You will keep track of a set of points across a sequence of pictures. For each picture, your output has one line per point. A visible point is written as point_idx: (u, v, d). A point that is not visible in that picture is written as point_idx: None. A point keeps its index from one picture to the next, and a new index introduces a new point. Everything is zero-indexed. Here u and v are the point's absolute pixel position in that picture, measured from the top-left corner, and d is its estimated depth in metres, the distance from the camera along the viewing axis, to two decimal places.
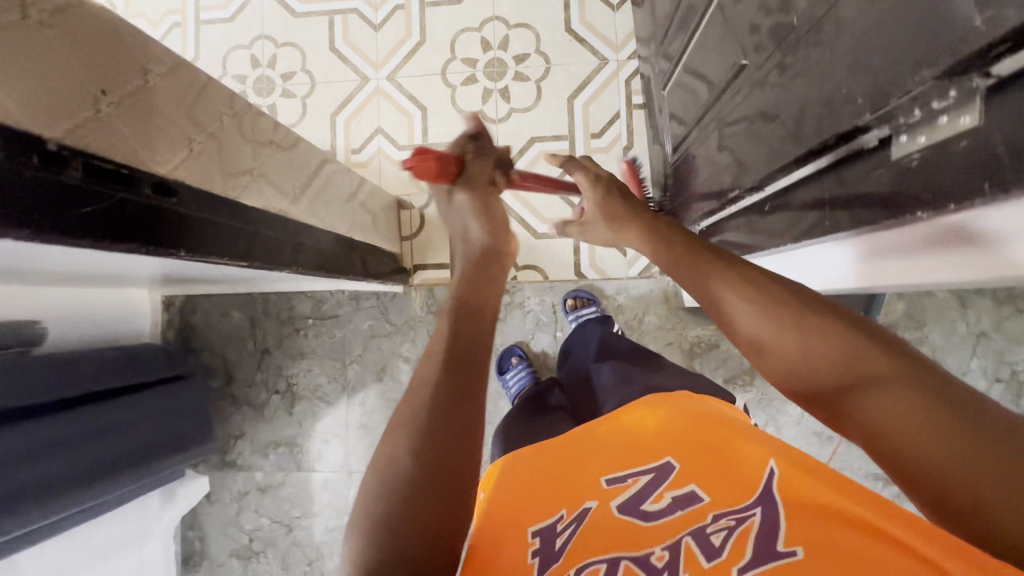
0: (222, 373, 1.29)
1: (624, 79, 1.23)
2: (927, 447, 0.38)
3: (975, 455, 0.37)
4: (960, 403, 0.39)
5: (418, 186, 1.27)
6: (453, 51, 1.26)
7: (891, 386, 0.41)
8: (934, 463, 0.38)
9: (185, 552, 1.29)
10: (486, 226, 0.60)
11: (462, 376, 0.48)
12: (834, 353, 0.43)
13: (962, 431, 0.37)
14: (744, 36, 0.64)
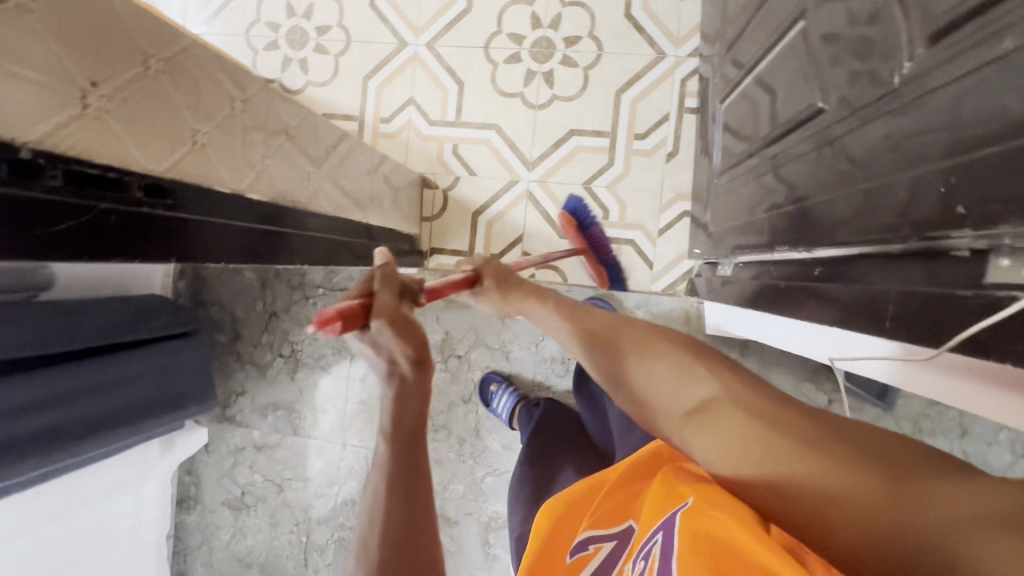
0: (229, 329, 1.29)
1: (680, 77, 1.13)
2: (759, 454, 0.43)
3: (797, 455, 0.41)
4: (785, 427, 0.44)
5: (444, 166, 1.21)
6: (500, 24, 1.17)
7: (722, 403, 0.48)
8: (769, 466, 0.42)
9: (180, 494, 1.33)
10: (413, 348, 0.48)
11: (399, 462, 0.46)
12: (678, 375, 0.55)
13: (779, 441, 0.42)
14: (829, 75, 0.56)
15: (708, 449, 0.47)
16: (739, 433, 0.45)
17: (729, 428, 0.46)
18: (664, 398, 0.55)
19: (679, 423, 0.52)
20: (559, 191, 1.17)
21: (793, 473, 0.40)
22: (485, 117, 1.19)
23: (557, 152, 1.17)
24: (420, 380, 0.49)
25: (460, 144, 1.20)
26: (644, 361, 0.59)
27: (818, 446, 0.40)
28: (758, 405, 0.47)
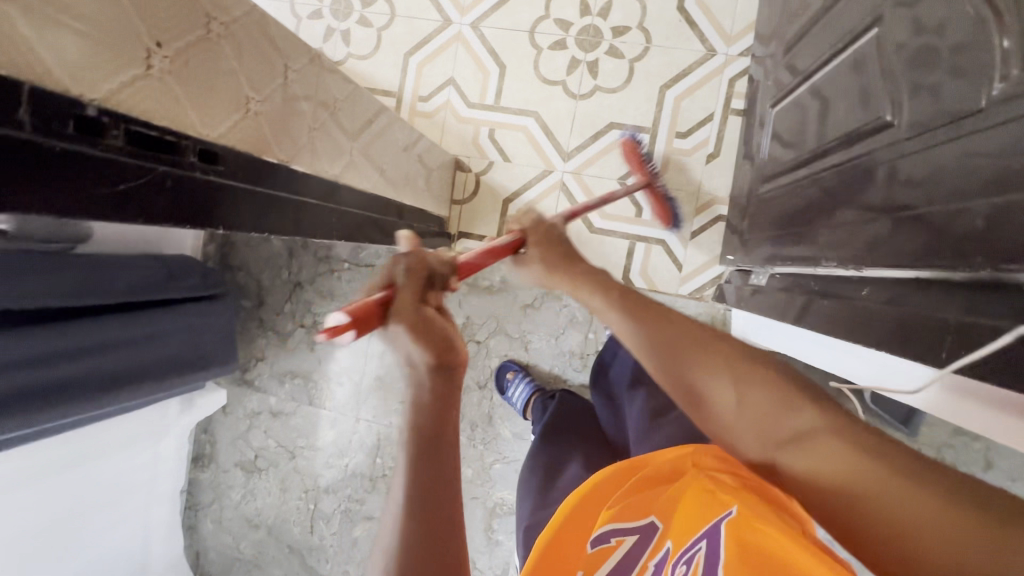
0: (254, 295, 1.31)
1: (728, 77, 1.10)
2: (865, 493, 0.38)
3: (914, 499, 0.36)
4: (896, 462, 0.38)
5: (479, 150, 1.20)
6: (547, 8, 1.15)
7: (823, 432, 0.41)
8: (877, 509, 0.37)
9: (196, 452, 1.37)
10: (435, 349, 0.42)
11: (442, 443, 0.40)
12: (773, 398, 0.45)
13: (895, 482, 0.37)
14: (902, 87, 0.54)
15: (807, 478, 0.41)
16: (840, 467, 0.39)
17: (828, 460, 0.40)
18: (750, 421, 0.46)
19: (765, 448, 0.45)
20: (593, 185, 1.15)
21: (899, 520, 0.36)
22: (525, 103, 1.17)
23: (595, 144, 1.15)
24: (448, 412, 0.41)
25: (496, 128, 1.18)
26: (733, 378, 0.47)
27: (929, 489, 0.36)
28: (863, 437, 0.40)
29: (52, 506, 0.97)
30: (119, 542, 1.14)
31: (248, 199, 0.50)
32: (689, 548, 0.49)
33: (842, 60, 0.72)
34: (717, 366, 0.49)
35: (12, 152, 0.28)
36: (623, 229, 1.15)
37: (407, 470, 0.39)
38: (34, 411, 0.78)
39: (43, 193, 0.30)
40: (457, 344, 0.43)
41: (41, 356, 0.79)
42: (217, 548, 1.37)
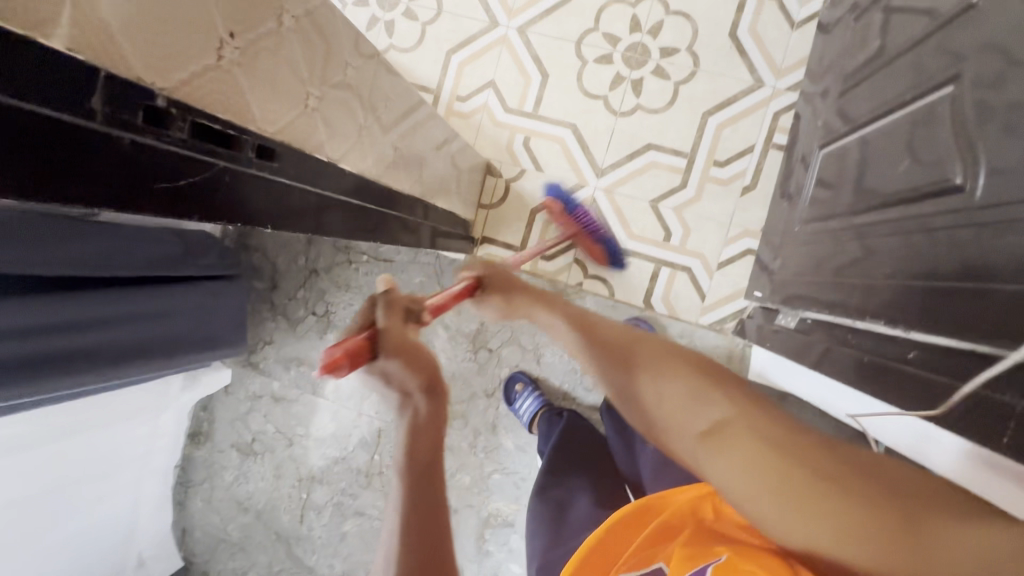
0: (268, 278, 1.29)
1: (774, 110, 1.08)
2: (759, 490, 0.37)
3: (805, 493, 0.35)
4: (796, 455, 0.37)
5: (512, 156, 1.18)
6: (597, 21, 1.13)
7: (738, 425, 0.41)
8: (772, 506, 0.37)
9: (194, 428, 1.35)
10: (424, 373, 0.50)
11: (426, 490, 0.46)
12: (692, 395, 0.46)
13: (787, 477, 0.36)
14: (987, 152, 0.53)
15: (719, 474, 0.41)
16: (757, 461, 0.38)
17: (740, 457, 0.39)
18: (673, 415, 0.47)
19: (686, 440, 0.45)
20: (624, 205, 1.14)
21: (796, 517, 0.36)
22: (564, 114, 1.15)
23: (630, 164, 1.13)
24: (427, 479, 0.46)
25: (532, 137, 1.17)
26: (659, 379, 0.50)
27: (835, 483, 0.35)
28: (775, 430, 0.40)
29: (43, 474, 0.95)
30: (105, 514, 1.13)
31: (293, 198, 0.48)
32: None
33: (906, 111, 0.70)
34: (646, 370, 0.52)
35: (76, 141, 0.27)
36: (650, 253, 1.13)
37: (400, 498, 0.46)
38: (42, 378, 0.77)
39: (101, 188, 0.29)
40: (440, 370, 0.51)
41: (58, 325, 0.78)
42: (204, 528, 1.36)
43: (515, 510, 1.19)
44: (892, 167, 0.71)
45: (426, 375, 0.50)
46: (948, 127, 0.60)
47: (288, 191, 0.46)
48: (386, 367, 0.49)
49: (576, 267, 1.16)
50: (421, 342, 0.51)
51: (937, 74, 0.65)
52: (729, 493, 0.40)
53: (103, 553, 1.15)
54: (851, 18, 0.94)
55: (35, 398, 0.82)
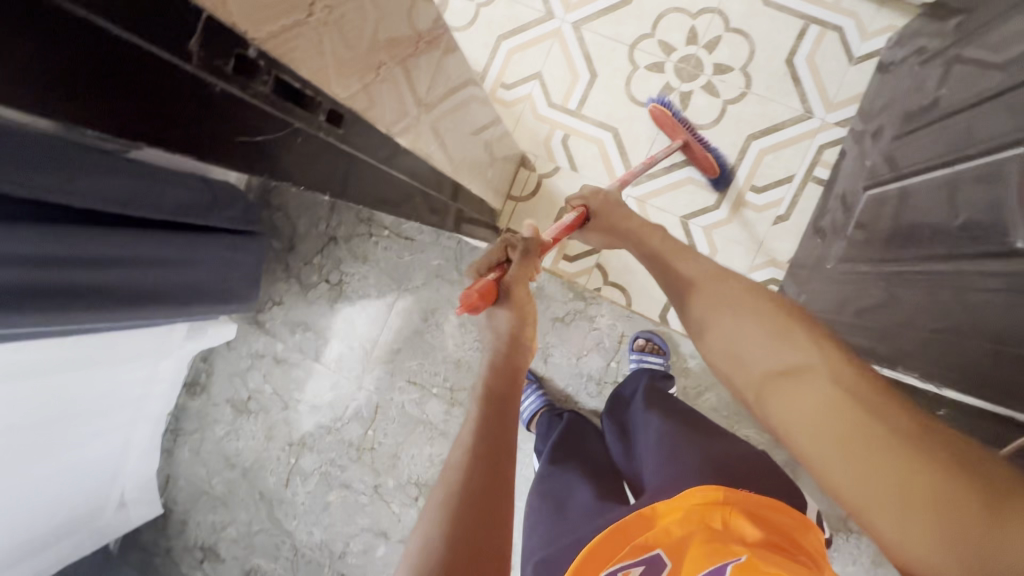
0: (286, 239, 1.28)
1: (819, 143, 1.07)
2: (823, 429, 0.41)
3: (865, 437, 0.38)
4: (873, 406, 0.39)
5: (548, 151, 1.16)
6: (654, 28, 1.12)
7: (816, 369, 0.44)
8: (830, 447, 0.40)
9: (191, 377, 1.34)
10: (517, 324, 0.60)
11: (499, 416, 0.51)
12: (776, 335, 0.50)
13: (853, 421, 0.39)
14: None
15: (792, 410, 0.44)
16: (830, 412, 0.40)
17: (805, 401, 0.43)
18: (753, 354, 0.52)
19: (772, 385, 0.48)
20: (655, 217, 1.12)
21: (846, 458, 0.38)
22: (607, 117, 1.14)
23: (666, 176, 1.12)
24: (502, 410, 0.52)
25: (572, 135, 1.15)
26: (751, 316, 0.54)
27: (903, 435, 0.36)
28: (853, 380, 0.41)
29: (41, 404, 0.95)
30: (92, 450, 1.12)
31: (343, 163, 0.47)
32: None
33: (961, 168, 0.69)
34: (738, 309, 0.56)
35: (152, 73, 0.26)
36: None
37: (474, 427, 0.50)
38: (65, 310, 0.77)
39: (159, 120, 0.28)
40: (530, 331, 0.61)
41: (91, 260, 0.78)
42: (188, 477, 1.35)
43: None
44: (937, 219, 0.70)
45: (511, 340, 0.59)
46: (1010, 188, 0.59)
47: (340, 157, 0.46)
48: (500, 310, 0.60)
49: (597, 272, 1.17)
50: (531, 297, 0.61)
51: (1004, 132, 0.64)
52: (796, 429, 0.44)
53: (88, 488, 1.16)
54: (914, 62, 0.92)
55: (56, 330, 0.81)
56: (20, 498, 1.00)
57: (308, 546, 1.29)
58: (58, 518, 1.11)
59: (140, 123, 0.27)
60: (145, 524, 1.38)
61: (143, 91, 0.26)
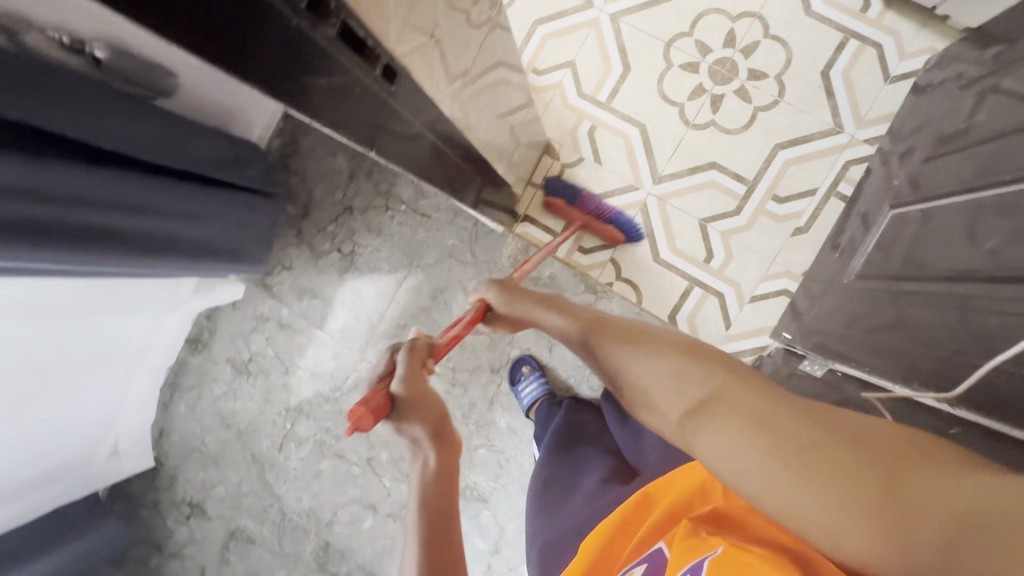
0: (301, 204, 1.27)
1: (846, 158, 1.06)
2: (752, 468, 0.34)
3: (797, 467, 0.32)
4: (783, 424, 0.34)
5: (573, 141, 1.16)
6: (693, 27, 1.11)
7: (721, 401, 0.38)
8: (766, 487, 0.33)
9: (194, 334, 1.34)
10: (433, 425, 0.56)
11: (440, 529, 0.50)
12: (669, 368, 0.43)
13: (779, 449, 0.33)
14: None
15: (707, 452, 0.37)
16: (752, 447, 0.34)
17: (728, 438, 0.36)
18: (653, 392, 0.44)
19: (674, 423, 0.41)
20: (674, 216, 1.12)
21: (797, 500, 0.32)
22: (636, 113, 1.13)
23: (690, 177, 1.11)
24: (441, 527, 0.50)
25: (599, 127, 1.14)
26: (636, 350, 0.48)
27: (827, 450, 0.32)
28: (758, 401, 0.37)
29: (44, 347, 0.94)
30: (89, 397, 1.12)
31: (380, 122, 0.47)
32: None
33: (985, 194, 0.69)
34: (621, 339, 0.50)
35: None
36: (687, 270, 1.12)
37: (416, 549, 0.49)
38: (90, 251, 0.77)
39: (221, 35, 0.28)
40: (448, 422, 0.57)
41: (118, 203, 0.78)
42: (182, 433, 1.35)
43: (493, 487, 1.21)
44: (956, 243, 0.71)
45: (434, 432, 0.55)
46: None
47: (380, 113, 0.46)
48: (399, 420, 0.56)
49: (610, 266, 1.15)
50: (430, 389, 0.58)
51: None
52: (717, 471, 0.37)
53: (82, 435, 1.16)
54: (952, 86, 0.92)
55: (77, 269, 0.81)
56: (15, 440, 1.00)
57: (296, 511, 1.29)
58: (50, 462, 1.11)
59: (203, 35, 0.28)
60: (135, 475, 1.38)
61: (221, 22, 0.27)
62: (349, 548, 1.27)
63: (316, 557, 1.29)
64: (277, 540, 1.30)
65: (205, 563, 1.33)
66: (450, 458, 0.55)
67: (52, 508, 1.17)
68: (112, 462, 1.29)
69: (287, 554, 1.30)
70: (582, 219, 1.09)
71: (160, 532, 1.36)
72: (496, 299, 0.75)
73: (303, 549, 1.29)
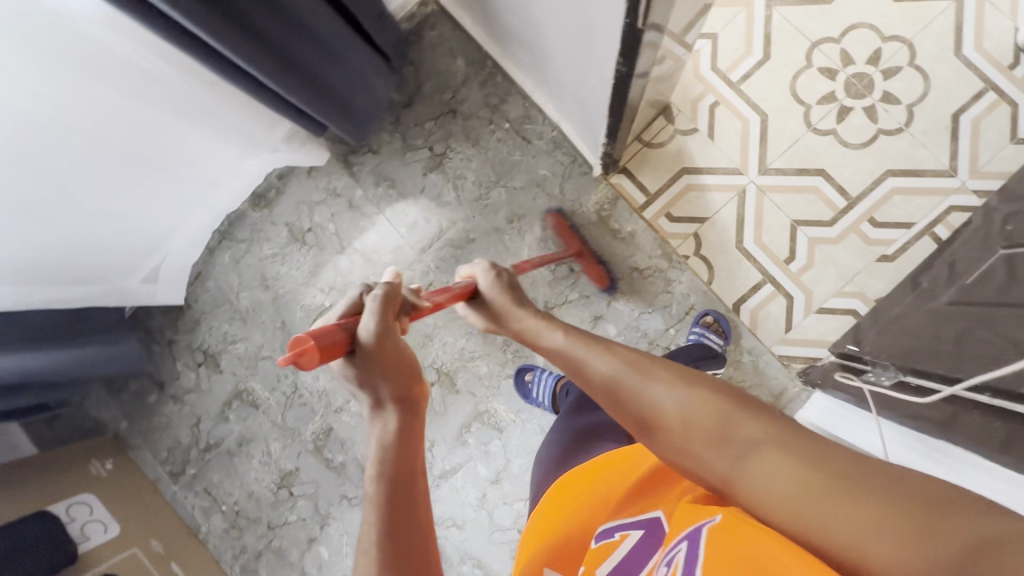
0: (407, 94, 1.26)
1: (952, 202, 1.07)
2: (795, 502, 0.40)
3: (836, 505, 0.38)
4: (824, 463, 0.41)
5: (693, 110, 1.16)
6: (842, 36, 1.12)
7: (766, 445, 0.44)
8: (812, 520, 0.39)
9: (261, 189, 1.32)
10: (404, 388, 0.51)
11: (402, 506, 0.46)
12: (710, 411, 0.49)
13: (820, 484, 0.40)
14: None
15: (762, 487, 0.42)
16: (796, 485, 0.41)
17: (774, 469, 0.42)
18: (700, 436, 0.48)
19: (724, 463, 0.46)
20: (768, 210, 1.13)
21: (840, 534, 0.37)
22: (763, 101, 1.14)
23: (795, 178, 1.13)
24: (402, 508, 0.46)
25: (723, 105, 1.15)
26: (675, 390, 0.52)
27: (866, 490, 0.38)
28: (798, 445, 0.43)
29: (139, 137, 0.93)
30: (154, 209, 1.11)
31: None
32: (674, 548, 0.46)
33: None
34: (652, 376, 0.55)
35: None
36: (765, 264, 1.13)
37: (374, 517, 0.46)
38: (239, 38, 0.75)
39: None
40: (420, 385, 0.52)
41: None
42: (218, 281, 1.34)
43: (512, 420, 1.21)
44: None
45: (403, 395, 0.50)
46: None
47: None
48: (359, 375, 0.50)
49: (692, 239, 1.16)
50: (404, 346, 0.52)
51: None
52: (773, 507, 0.42)
53: (129, 248, 1.14)
54: None
55: (216, 59, 0.79)
56: (72, 220, 0.98)
57: (309, 389, 1.29)
58: (93, 259, 1.10)
59: None
60: (158, 309, 1.36)
61: None
62: (350, 439, 1.27)
63: (315, 438, 1.28)
64: (281, 411, 1.30)
65: (203, 413, 1.33)
66: (414, 425, 0.50)
67: (77, 306, 1.15)
68: (146, 287, 1.27)
69: (287, 428, 1.29)
70: (577, 248, 1.15)
71: (168, 370, 1.35)
72: (486, 283, 0.77)
73: (304, 428, 1.29)
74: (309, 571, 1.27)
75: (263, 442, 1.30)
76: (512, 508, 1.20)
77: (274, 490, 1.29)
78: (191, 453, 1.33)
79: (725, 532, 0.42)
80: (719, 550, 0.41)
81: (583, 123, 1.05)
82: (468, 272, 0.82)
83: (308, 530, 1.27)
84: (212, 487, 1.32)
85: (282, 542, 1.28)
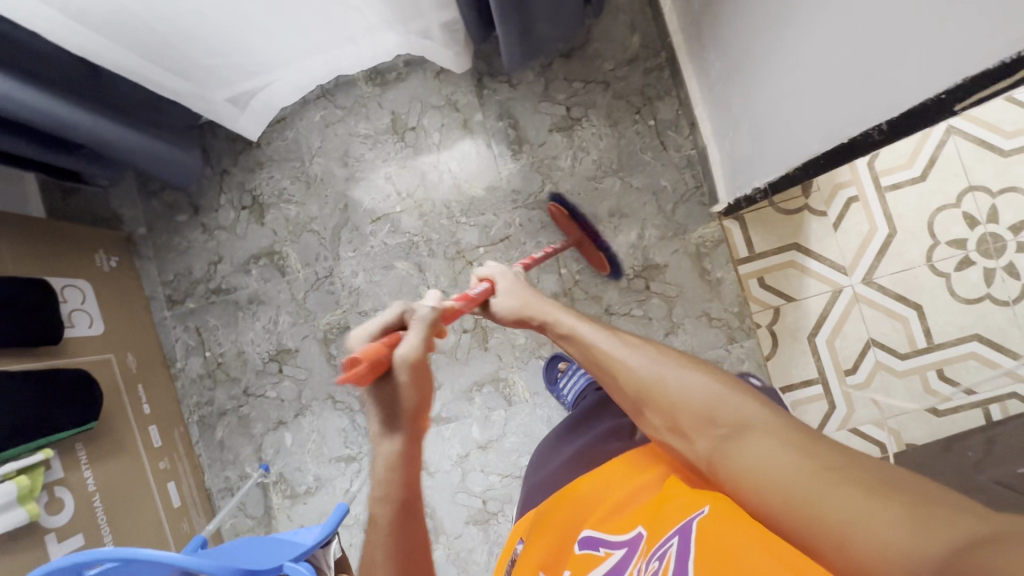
0: (571, 45, 1.19)
1: (1017, 391, 1.08)
2: (774, 470, 0.46)
3: (812, 476, 0.44)
4: (807, 445, 0.47)
5: (833, 195, 1.14)
6: (999, 193, 1.11)
7: (760, 432, 0.50)
8: (788, 488, 0.44)
9: (382, 68, 1.24)
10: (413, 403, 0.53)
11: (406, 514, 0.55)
12: (706, 397, 0.55)
13: (801, 462, 0.45)
14: None
15: (752, 461, 0.48)
16: (778, 460, 0.47)
17: (767, 451, 0.48)
18: (694, 419, 0.54)
19: (716, 444, 0.52)
20: (852, 318, 1.13)
21: (818, 505, 0.42)
22: (898, 217, 1.13)
23: (892, 301, 1.12)
24: (405, 519, 0.55)
25: (861, 203, 1.14)
26: (685, 382, 0.57)
27: (846, 472, 0.43)
28: (796, 438, 0.48)
29: None
30: (286, 36, 1.02)
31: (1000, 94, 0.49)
32: (663, 544, 0.48)
33: None
34: (650, 364, 0.60)
35: None
36: (825, 365, 1.13)
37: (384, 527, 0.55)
38: None
39: None
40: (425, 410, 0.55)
41: None
42: (297, 135, 1.26)
43: (525, 399, 1.19)
44: None
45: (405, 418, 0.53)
46: None
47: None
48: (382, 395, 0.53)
49: (771, 313, 1.14)
50: (426, 380, 0.54)
51: None
52: (759, 478, 0.47)
53: (234, 62, 1.04)
54: None
55: None
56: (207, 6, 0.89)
57: (344, 282, 1.23)
58: (202, 56, 1.00)
59: None
60: (225, 134, 1.28)
61: None
62: None
63: (327, 330, 1.23)
64: (305, 288, 1.24)
65: (227, 256, 1.26)
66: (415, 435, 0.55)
67: (158, 93, 1.07)
68: (230, 109, 1.15)
69: (304, 307, 1.24)
70: (578, 237, 1.13)
71: (211, 198, 1.27)
72: (507, 289, 0.75)
73: (321, 315, 1.24)
74: (265, 450, 1.23)
75: (274, 310, 1.25)
76: (486, 479, 1.18)
77: (265, 360, 1.24)
78: (197, 288, 1.27)
79: (712, 527, 0.45)
80: (705, 540, 0.44)
81: (737, 158, 1.00)
82: (482, 274, 0.78)
83: (282, 412, 1.23)
84: (204, 329, 1.26)
85: (251, 412, 1.24)
